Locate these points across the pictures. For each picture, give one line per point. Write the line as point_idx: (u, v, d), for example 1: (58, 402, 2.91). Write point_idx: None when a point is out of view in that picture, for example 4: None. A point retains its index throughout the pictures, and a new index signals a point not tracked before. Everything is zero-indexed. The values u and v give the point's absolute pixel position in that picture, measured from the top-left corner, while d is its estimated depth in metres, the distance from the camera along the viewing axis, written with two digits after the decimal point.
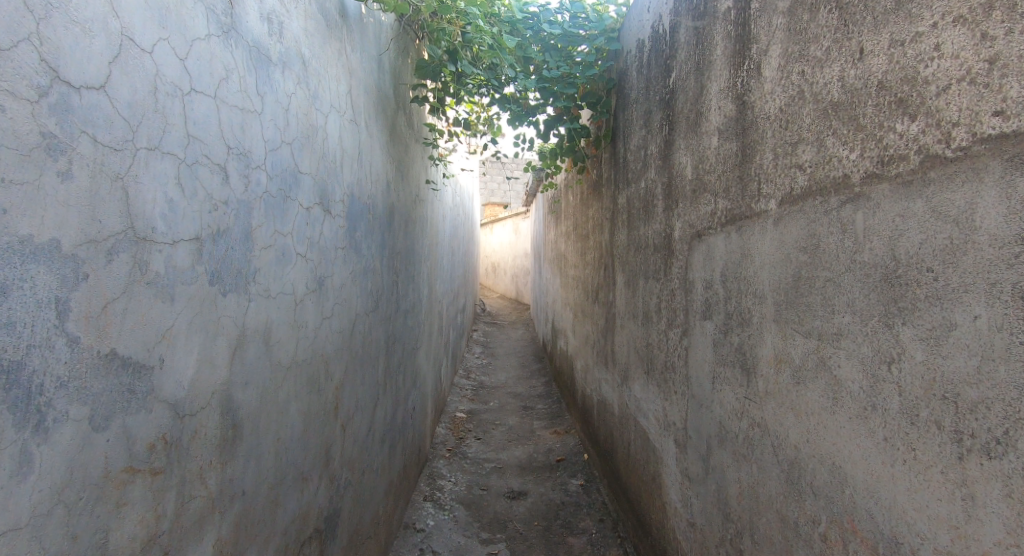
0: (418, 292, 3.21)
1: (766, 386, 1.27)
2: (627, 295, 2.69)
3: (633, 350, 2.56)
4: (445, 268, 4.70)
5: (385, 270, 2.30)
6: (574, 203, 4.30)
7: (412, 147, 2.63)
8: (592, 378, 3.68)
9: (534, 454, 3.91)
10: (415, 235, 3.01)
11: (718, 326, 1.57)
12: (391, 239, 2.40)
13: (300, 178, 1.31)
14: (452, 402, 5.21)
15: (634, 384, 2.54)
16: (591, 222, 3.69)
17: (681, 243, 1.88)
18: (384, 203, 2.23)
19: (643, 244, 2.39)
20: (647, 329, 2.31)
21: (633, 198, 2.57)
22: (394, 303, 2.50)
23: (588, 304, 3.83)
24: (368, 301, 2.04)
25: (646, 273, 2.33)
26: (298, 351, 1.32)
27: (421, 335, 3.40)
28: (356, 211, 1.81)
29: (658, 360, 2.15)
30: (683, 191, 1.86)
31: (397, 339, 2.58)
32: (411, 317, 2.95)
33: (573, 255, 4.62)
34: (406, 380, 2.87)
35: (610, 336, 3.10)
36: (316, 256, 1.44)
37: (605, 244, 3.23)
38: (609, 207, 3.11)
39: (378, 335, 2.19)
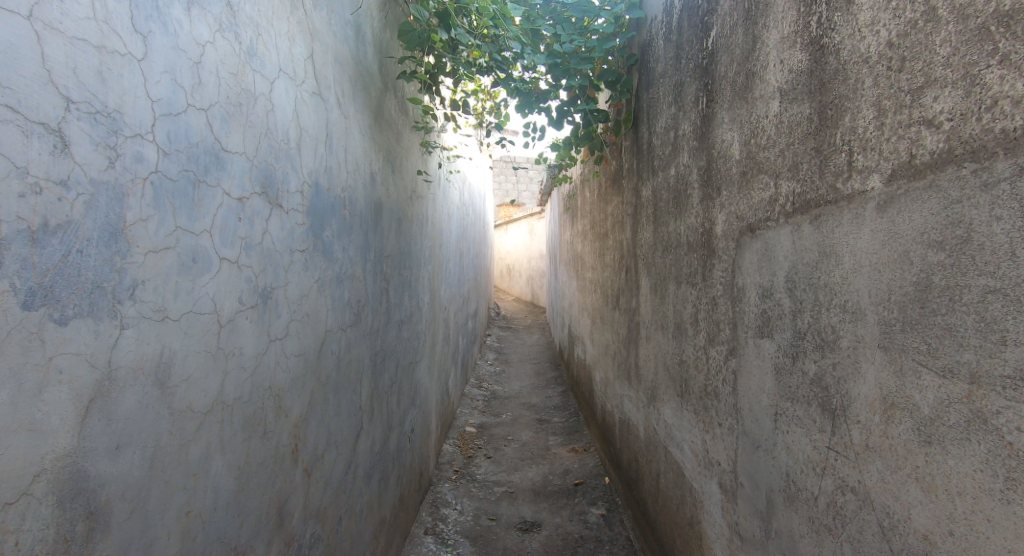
0: (417, 301, 2.89)
1: (863, 439, 0.91)
2: (654, 303, 2.33)
3: (662, 367, 2.20)
4: (451, 273, 4.36)
5: (369, 276, 1.97)
6: (592, 201, 3.94)
7: (402, 136, 2.30)
8: (613, 393, 3.32)
9: (549, 476, 3.56)
10: (411, 237, 2.68)
11: (780, 348, 1.20)
12: (377, 242, 2.07)
13: (224, 159, 0.99)
14: (462, 416, 4.88)
15: (664, 408, 2.17)
16: (611, 220, 3.33)
17: (726, 241, 1.52)
18: (366, 199, 1.91)
19: (674, 243, 2.03)
20: (680, 344, 1.95)
21: (660, 190, 2.21)
22: (383, 316, 2.18)
23: (608, 311, 3.47)
24: (345, 315, 1.72)
25: (677, 278, 1.97)
26: (223, 389, 1.00)
27: (422, 347, 3.07)
28: (321, 206, 1.48)
29: (694, 382, 1.79)
30: (726, 176, 1.51)
31: (387, 356, 2.26)
32: (407, 330, 2.63)
33: (591, 257, 4.25)
34: (402, 401, 2.55)
35: (634, 348, 2.72)
36: (256, 261, 1.12)
37: (627, 244, 2.87)
38: (631, 202, 2.75)
39: (361, 353, 1.86)
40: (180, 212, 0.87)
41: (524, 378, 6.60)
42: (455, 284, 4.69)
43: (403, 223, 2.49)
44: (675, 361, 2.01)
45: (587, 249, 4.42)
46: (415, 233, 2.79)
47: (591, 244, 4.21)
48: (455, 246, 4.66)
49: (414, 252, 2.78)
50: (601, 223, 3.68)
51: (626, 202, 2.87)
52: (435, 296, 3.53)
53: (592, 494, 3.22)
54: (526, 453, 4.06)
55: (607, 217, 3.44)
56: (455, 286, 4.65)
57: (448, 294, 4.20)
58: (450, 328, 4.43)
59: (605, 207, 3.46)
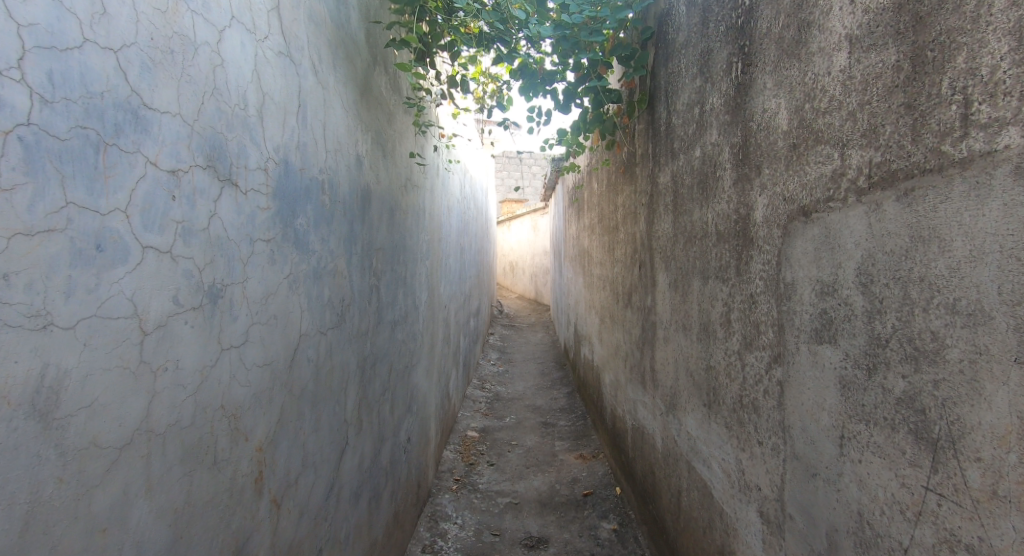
0: (413, 299, 2.67)
1: (989, 483, 0.69)
2: (674, 301, 2.10)
3: (685, 373, 1.98)
4: (451, 270, 4.15)
5: (356, 272, 1.76)
6: (601, 192, 3.70)
7: (391, 116, 2.09)
8: (625, 397, 3.09)
9: (556, 485, 3.35)
10: (405, 230, 2.46)
11: (846, 356, 0.98)
12: (365, 233, 1.85)
13: (146, 118, 0.77)
14: (464, 419, 4.68)
15: (687, 418, 1.95)
16: (622, 211, 3.10)
17: (769, 228, 1.30)
18: (351, 185, 1.69)
19: (699, 233, 1.81)
20: (707, 348, 1.73)
21: (681, 175, 1.98)
22: (373, 316, 1.97)
23: (619, 310, 3.24)
24: (325, 316, 1.50)
25: (704, 273, 1.75)
26: (150, 414, 0.79)
27: (419, 350, 2.87)
28: (292, 188, 1.27)
29: (726, 391, 1.57)
30: (769, 152, 1.29)
31: (379, 361, 2.04)
32: (401, 331, 2.41)
33: (599, 252, 4.02)
34: (396, 410, 2.33)
35: (650, 351, 2.50)
36: (199, 251, 0.90)
37: (642, 237, 2.65)
38: (646, 191, 2.53)
39: (346, 359, 1.66)
40: (72, 180, 0.66)
41: (529, 379, 6.38)
42: (456, 281, 4.48)
43: (396, 214, 2.27)
44: (701, 367, 1.79)
45: (595, 244, 4.19)
46: (411, 226, 2.58)
47: (600, 238, 3.98)
48: (456, 241, 4.45)
49: (409, 246, 2.56)
50: (611, 215, 3.45)
51: (640, 191, 2.64)
52: (433, 294, 3.31)
53: (602, 506, 3.00)
54: (531, 460, 3.84)
55: (618, 208, 3.21)
56: (455, 284, 4.44)
57: (448, 291, 3.99)
58: (451, 327, 4.22)
59: (616, 198, 3.23)
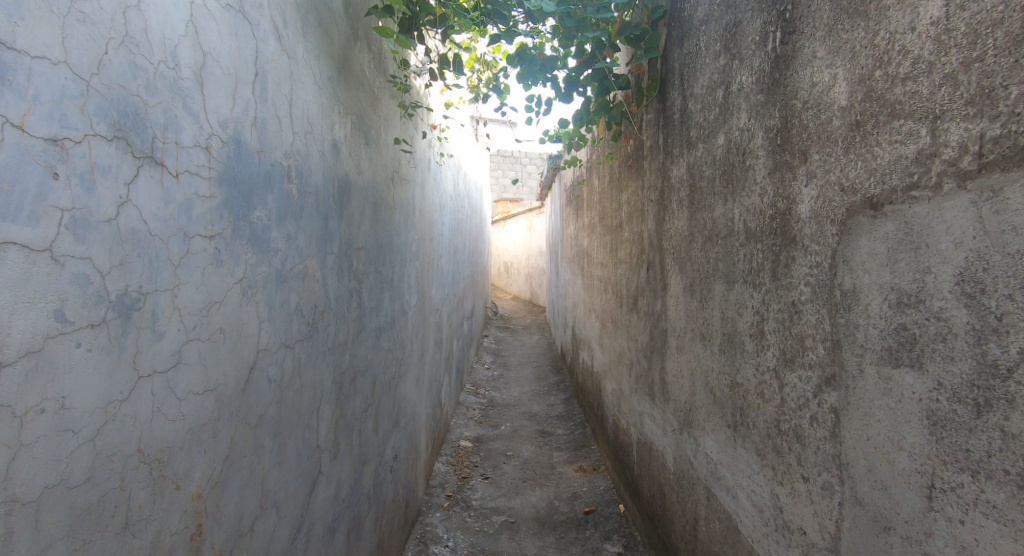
0: (401, 304, 2.45)
1: None
2: (690, 308, 1.90)
3: (704, 389, 1.78)
4: (444, 271, 3.94)
5: (332, 274, 1.55)
6: (603, 188, 3.50)
7: (373, 99, 1.88)
8: (630, 408, 2.89)
9: (555, 502, 3.15)
10: (392, 227, 2.25)
11: (941, 386, 0.78)
12: (343, 229, 1.63)
13: (3, 63, 0.57)
14: (457, 428, 4.47)
15: (706, 439, 1.75)
16: (628, 209, 2.90)
17: (819, 224, 1.09)
18: (326, 174, 1.47)
19: (723, 231, 1.60)
20: (733, 362, 1.53)
21: (700, 166, 1.78)
22: (353, 324, 1.75)
23: (623, 315, 3.04)
24: (292, 327, 1.28)
25: (729, 277, 1.55)
26: (9, 473, 0.57)
27: (408, 359, 2.65)
28: (247, 173, 1.05)
29: (759, 413, 1.36)
30: (820, 134, 1.08)
31: (360, 375, 1.83)
32: (387, 340, 2.19)
33: (601, 252, 3.82)
34: (381, 427, 2.11)
35: (661, 361, 2.30)
36: (100, 249, 0.68)
37: (650, 237, 2.45)
38: (657, 186, 2.32)
39: (320, 376, 1.44)
40: None
41: (524, 384, 6.17)
42: (449, 283, 4.26)
43: (381, 209, 2.06)
44: (726, 385, 1.58)
45: (596, 244, 4.00)
46: (398, 225, 2.36)
47: (601, 237, 3.78)
48: (450, 241, 4.24)
49: (397, 246, 2.35)
50: (615, 214, 3.25)
51: (649, 186, 2.44)
52: (424, 298, 3.09)
53: (606, 526, 2.79)
54: (528, 473, 3.63)
55: (622, 207, 3.01)
56: (448, 285, 4.22)
57: (440, 294, 3.78)
58: (443, 332, 4.00)
59: (621, 195, 3.03)
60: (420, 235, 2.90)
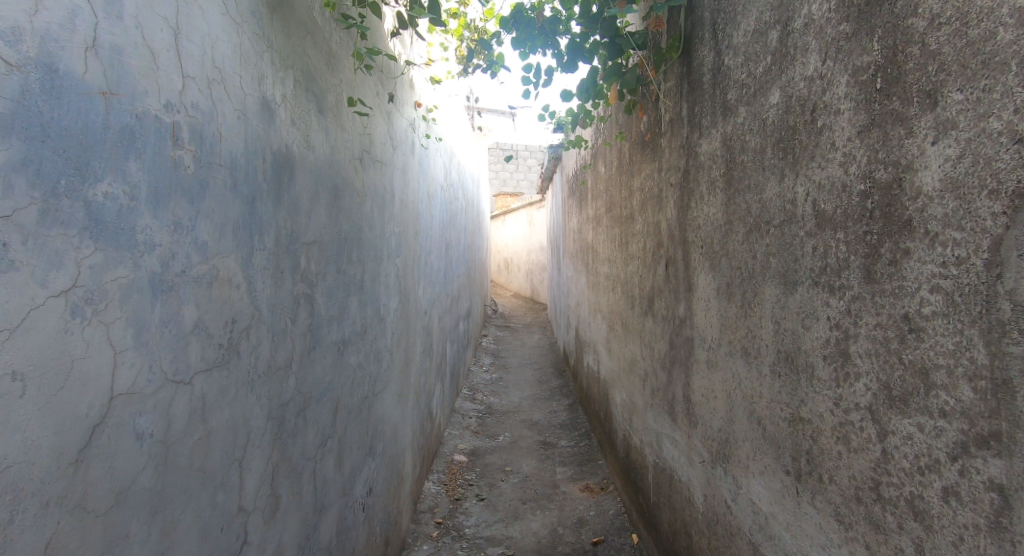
0: (375, 310, 2.08)
1: None
2: (726, 315, 1.54)
3: (747, 419, 1.41)
4: (433, 269, 3.56)
5: (267, 277, 1.19)
6: (613, 176, 3.13)
7: (327, 56, 1.50)
8: (645, 425, 2.53)
9: (559, 529, 2.80)
10: (360, 218, 1.87)
11: None
12: (281, 219, 1.26)
13: None
14: (451, 440, 4.13)
15: (750, 483, 1.39)
16: (642, 198, 2.53)
17: (960, 200, 0.73)
18: (250, 141, 1.09)
19: (777, 218, 1.24)
20: (796, 391, 1.16)
21: (743, 137, 1.41)
22: (302, 340, 1.38)
23: (637, 319, 2.68)
24: (189, 354, 0.91)
25: (790, 279, 1.18)
26: None
27: (389, 373, 2.30)
28: (64, 117, 0.67)
29: (841, 466, 0.99)
30: (968, 62, 0.71)
31: (313, 404, 1.46)
32: (355, 355, 1.82)
33: (608, 247, 3.45)
34: (349, 460, 1.75)
35: (686, 377, 1.93)
36: None
37: (671, 228, 2.08)
38: (680, 167, 1.96)
39: (245, 414, 1.09)
40: None
41: (525, 389, 5.81)
42: (440, 282, 3.88)
43: (342, 195, 1.68)
44: (783, 420, 1.22)
45: (603, 239, 3.63)
46: (369, 216, 1.98)
47: (609, 231, 3.41)
48: (441, 235, 3.86)
49: (368, 240, 1.98)
50: (626, 204, 2.88)
51: (670, 169, 2.07)
52: (407, 301, 2.72)
53: None
54: (529, 493, 3.28)
55: (636, 196, 2.64)
56: (439, 285, 3.84)
57: (429, 295, 3.40)
58: (433, 337, 3.63)
59: (634, 183, 2.65)
60: (401, 228, 2.52)
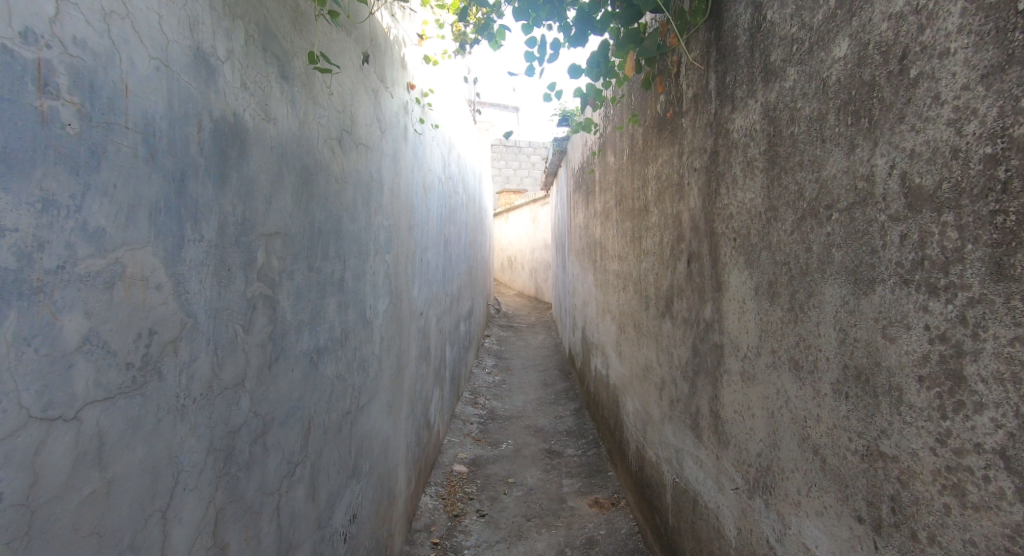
0: (359, 313, 1.86)
1: None
2: (768, 320, 1.31)
3: (798, 446, 1.17)
4: (431, 267, 3.32)
5: (209, 277, 0.96)
6: (626, 166, 2.89)
7: (292, 12, 1.28)
8: (663, 439, 2.29)
9: (566, 551, 2.58)
10: (338, 208, 1.64)
11: None
12: (229, 203, 1.02)
13: None
14: (451, 449, 3.91)
15: (802, 524, 1.15)
16: (659, 188, 2.29)
17: None
18: (177, 100, 0.86)
19: (841, 200, 1.00)
20: (873, 419, 0.91)
21: (793, 104, 1.17)
22: (262, 352, 1.16)
23: (654, 322, 2.44)
24: (73, 378, 0.68)
25: (861, 276, 0.94)
26: None
27: (378, 384, 2.07)
28: None
29: (951, 525, 0.75)
30: None
31: (278, 428, 1.23)
32: (333, 366, 1.60)
33: (619, 243, 3.21)
34: (326, 488, 1.52)
35: (715, 390, 1.69)
36: None
37: (696, 220, 1.84)
38: (706, 148, 1.72)
39: (173, 451, 0.86)
40: None
41: (529, 393, 5.58)
42: (438, 281, 3.66)
43: (314, 179, 1.44)
44: (851, 453, 0.97)
45: (613, 235, 3.39)
46: (351, 206, 1.75)
47: (620, 226, 3.17)
48: (439, 230, 3.63)
49: (349, 235, 1.75)
50: (639, 197, 2.65)
51: (694, 153, 1.83)
52: (399, 302, 2.50)
53: None
54: (533, 509, 3.05)
55: (652, 186, 2.41)
56: (438, 284, 3.61)
57: (426, 295, 3.18)
58: (431, 341, 3.41)
59: (650, 172, 2.42)
60: (391, 221, 2.29)
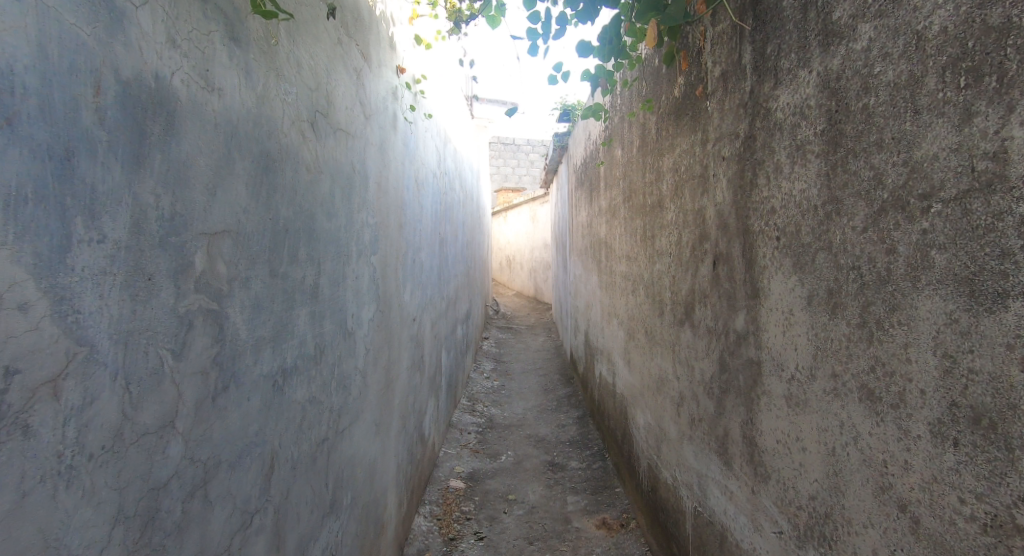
0: (339, 324, 1.63)
1: None
2: (827, 336, 1.08)
3: (873, 497, 0.95)
4: (424, 269, 3.09)
5: (122, 291, 0.74)
6: (638, 159, 2.67)
7: None
8: (682, 461, 2.07)
9: None
10: (312, 203, 1.41)
11: None
12: (152, 194, 0.79)
13: None
14: (447, 463, 3.69)
15: None
16: (678, 182, 2.06)
17: None
18: (55, 49, 0.64)
19: (949, 187, 0.77)
20: (1005, 480, 0.70)
21: (866, 70, 0.94)
22: (205, 381, 0.93)
23: (670, 330, 2.22)
24: None
25: (985, 290, 0.73)
26: None
27: (362, 404, 1.85)
28: None
29: None
30: None
31: (229, 473, 1.00)
32: (306, 388, 1.37)
33: (628, 243, 2.99)
34: (296, 534, 1.30)
35: (750, 413, 1.47)
36: None
37: (724, 218, 1.62)
38: (738, 134, 1.50)
39: (50, 529, 0.63)
40: None
41: (530, 400, 5.37)
42: (433, 283, 3.43)
43: (279, 168, 1.21)
44: (964, 520, 0.76)
45: (621, 235, 3.17)
46: (327, 201, 1.52)
47: (629, 225, 2.94)
48: (433, 229, 3.40)
49: (326, 234, 1.52)
50: (652, 193, 2.43)
51: (722, 141, 1.61)
52: (389, 309, 2.27)
53: None
54: (536, 531, 2.83)
55: (668, 181, 2.18)
56: (432, 286, 3.39)
57: (420, 300, 2.95)
58: (425, 348, 3.19)
59: (666, 164, 2.20)
60: (378, 219, 2.05)
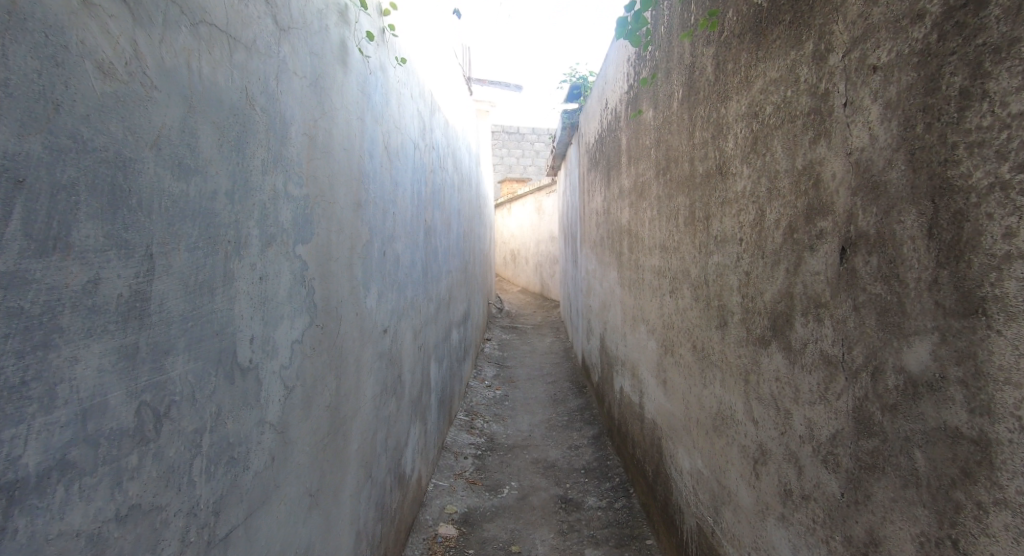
0: (220, 359, 0.98)
1: None
2: None
3: None
4: (399, 265, 2.45)
5: None
6: (685, 118, 2.01)
7: None
8: (762, 546, 1.43)
9: None
10: (126, 138, 0.75)
11: None
12: None
13: None
14: (437, 501, 3.09)
15: None
16: (756, 134, 1.41)
17: None
18: None
19: None
20: None
21: None
22: None
23: (740, 352, 1.57)
24: None
25: None
26: None
27: (280, 477, 1.22)
28: None
29: None
30: None
31: None
32: (114, 497, 0.72)
33: (666, 230, 2.33)
34: None
35: (939, 529, 0.81)
36: None
37: (868, 175, 0.96)
38: (916, 15, 0.84)
39: None
40: None
41: (536, 417, 4.73)
42: (414, 283, 2.77)
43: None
44: None
45: (655, 221, 2.50)
46: (176, 142, 0.86)
47: (668, 208, 2.29)
48: (413, 216, 2.74)
49: (177, 202, 0.87)
50: (710, 160, 1.76)
51: (869, 41, 0.95)
52: (336, 324, 1.62)
53: None
54: None
55: (738, 138, 1.52)
56: (413, 285, 2.74)
57: (393, 306, 2.32)
58: (403, 366, 2.55)
59: (735, 114, 1.54)
60: (308, 189, 1.39)
